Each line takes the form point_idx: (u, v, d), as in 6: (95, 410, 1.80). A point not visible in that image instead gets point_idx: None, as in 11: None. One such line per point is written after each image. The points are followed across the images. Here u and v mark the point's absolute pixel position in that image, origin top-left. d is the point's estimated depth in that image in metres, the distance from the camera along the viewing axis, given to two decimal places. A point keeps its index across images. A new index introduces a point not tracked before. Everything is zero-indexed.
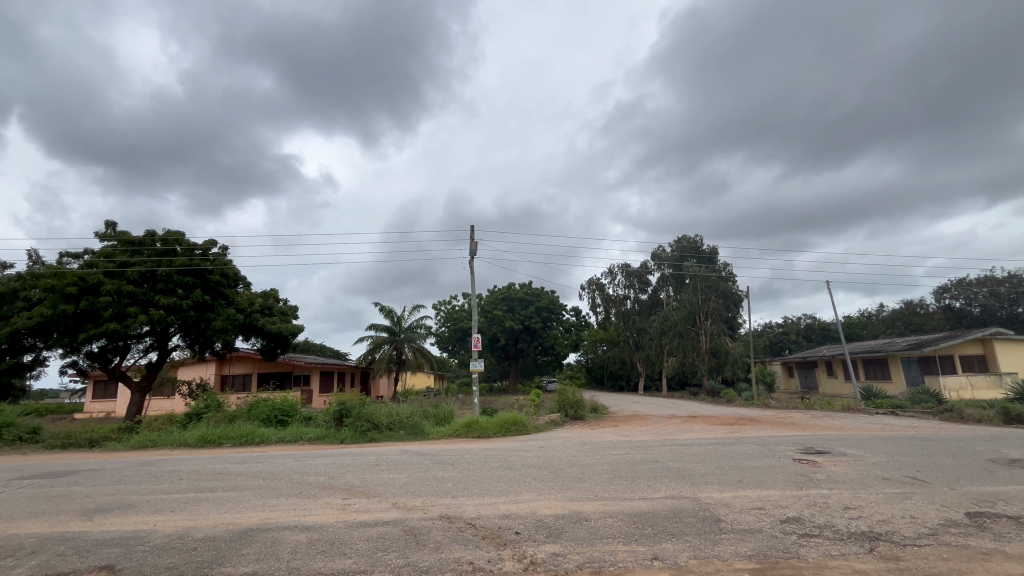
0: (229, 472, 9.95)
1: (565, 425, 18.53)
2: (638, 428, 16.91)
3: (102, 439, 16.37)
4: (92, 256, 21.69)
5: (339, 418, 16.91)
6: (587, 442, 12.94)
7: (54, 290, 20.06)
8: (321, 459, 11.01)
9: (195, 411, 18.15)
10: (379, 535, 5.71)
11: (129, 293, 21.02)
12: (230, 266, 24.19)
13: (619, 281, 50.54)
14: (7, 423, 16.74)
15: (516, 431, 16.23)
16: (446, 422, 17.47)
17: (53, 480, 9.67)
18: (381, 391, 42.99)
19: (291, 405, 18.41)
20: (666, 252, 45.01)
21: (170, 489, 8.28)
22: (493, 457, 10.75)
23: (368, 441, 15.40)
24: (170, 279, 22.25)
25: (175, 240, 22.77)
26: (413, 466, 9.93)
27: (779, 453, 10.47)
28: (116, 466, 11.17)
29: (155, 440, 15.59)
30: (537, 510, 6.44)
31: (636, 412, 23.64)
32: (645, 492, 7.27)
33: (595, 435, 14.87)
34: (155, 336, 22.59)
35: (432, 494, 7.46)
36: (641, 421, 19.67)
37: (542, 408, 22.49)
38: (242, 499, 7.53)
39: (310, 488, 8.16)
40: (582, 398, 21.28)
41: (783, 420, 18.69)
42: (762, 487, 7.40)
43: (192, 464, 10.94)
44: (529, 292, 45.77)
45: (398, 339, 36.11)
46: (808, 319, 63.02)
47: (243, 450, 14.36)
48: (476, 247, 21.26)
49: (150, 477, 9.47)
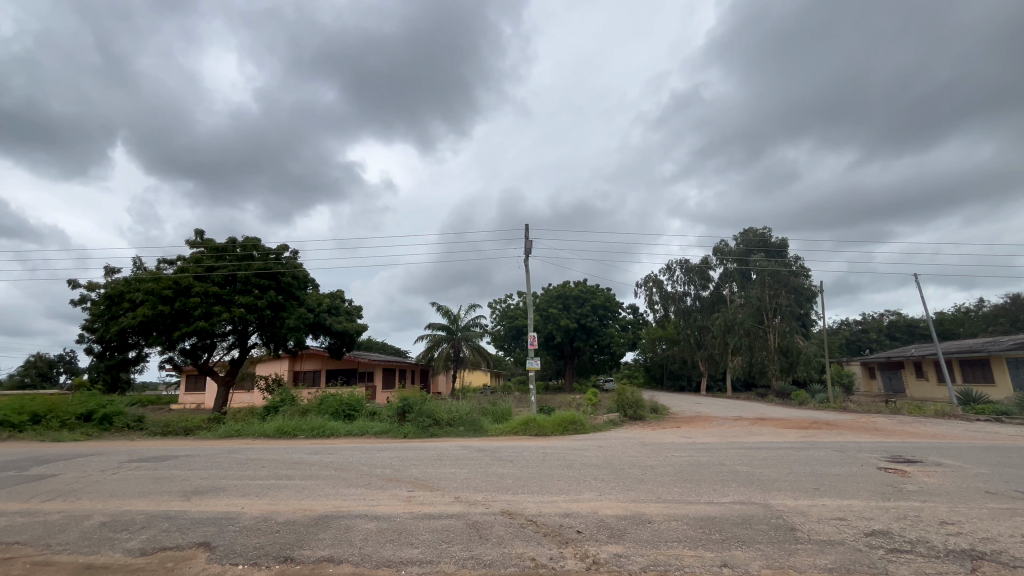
0: (304, 461, 10.64)
1: (624, 426, 18.19)
2: (702, 430, 16.23)
3: (195, 428, 18.09)
4: (183, 261, 23.86)
5: (402, 414, 17.64)
6: (648, 444, 12.56)
7: (154, 292, 22.36)
8: (386, 452, 11.52)
9: (272, 404, 19.55)
10: (444, 527, 5.90)
11: (215, 294, 23.02)
12: (300, 268, 25.78)
13: (679, 277, 48.80)
14: (117, 412, 18.74)
15: (574, 429, 16.15)
16: (504, 420, 17.64)
17: (157, 463, 10.77)
18: (440, 388, 44.13)
19: (357, 401, 19.37)
20: (729, 247, 42.99)
21: (255, 476, 9.02)
22: (551, 455, 10.76)
23: (430, 436, 15.89)
24: (249, 281, 24.11)
25: (253, 245, 24.59)
26: (474, 461, 10.17)
27: (861, 461, 9.69)
28: (208, 453, 12.30)
29: (240, 430, 16.99)
30: (597, 510, 6.39)
31: (698, 414, 22.82)
32: (711, 496, 6.99)
33: (654, 436, 14.47)
34: (237, 334, 24.51)
35: (493, 490, 7.60)
36: (704, 423, 18.76)
37: (600, 409, 22.10)
38: (317, 488, 8.05)
39: (377, 479, 8.57)
40: (642, 398, 20.73)
41: (864, 425, 17.32)
42: (842, 496, 6.89)
43: (273, 454, 11.79)
44: (585, 290, 45.30)
45: (456, 338, 36.94)
46: (892, 316, 57.77)
47: (315, 442, 15.28)
48: (531, 244, 21.33)
49: (238, 463, 10.38)
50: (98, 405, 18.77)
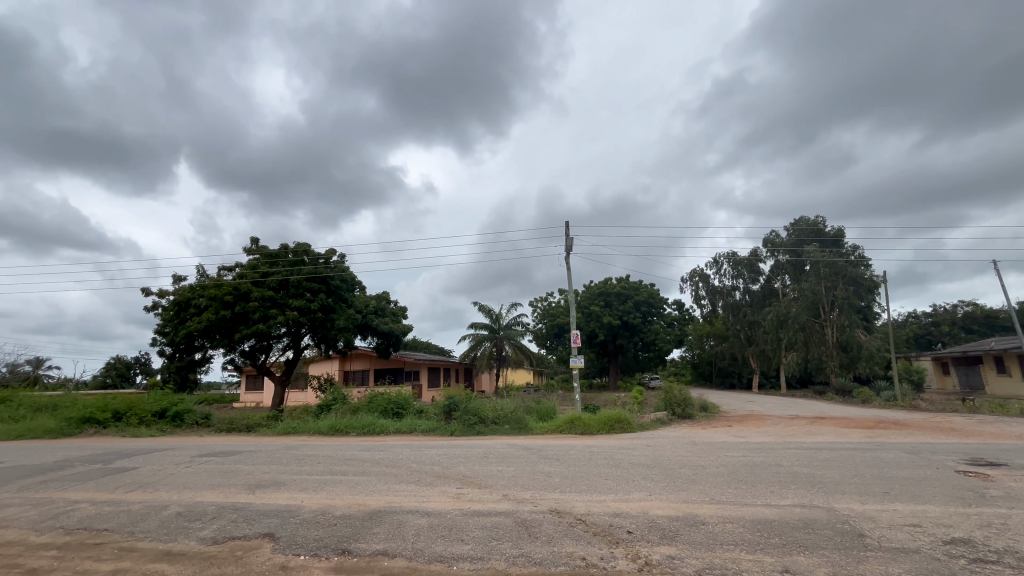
0: (358, 458, 11.05)
1: (672, 425, 17.77)
2: (756, 429, 15.62)
3: (256, 425, 19.19)
4: (242, 268, 25.28)
5: (448, 412, 17.99)
6: (698, 443, 12.20)
7: (216, 298, 23.84)
8: (435, 450, 11.78)
9: (325, 402, 20.41)
10: (493, 524, 5.96)
11: (271, 298, 24.27)
12: (348, 271, 26.74)
13: (726, 271, 47.09)
14: (187, 409, 20.14)
15: (621, 428, 15.93)
16: (549, 418, 17.64)
17: (223, 458, 11.49)
18: (484, 386, 44.56)
19: (405, 399, 19.89)
20: (780, 239, 41.00)
21: (312, 471, 9.48)
22: (598, 454, 10.63)
23: (476, 434, 16.08)
24: (301, 285, 25.25)
25: (303, 251, 25.72)
26: (520, 459, 10.20)
27: (935, 463, 9.00)
28: (268, 449, 12.99)
29: (296, 428, 17.84)
30: (648, 510, 6.27)
31: (752, 412, 21.95)
32: (769, 498, 6.70)
33: (706, 435, 14.01)
34: (291, 335, 25.70)
35: (541, 488, 7.60)
36: (758, 422, 18.07)
37: (647, 407, 21.67)
38: (370, 483, 8.34)
39: (427, 476, 8.78)
40: (690, 396, 20.12)
41: (938, 425, 16.09)
42: (916, 501, 6.43)
43: (328, 450, 12.31)
44: (627, 286, 44.50)
45: (498, 337, 37.20)
46: (968, 307, 53.31)
47: (366, 439, 15.86)
48: (572, 241, 21.17)
49: (296, 459, 10.91)
50: (170, 403, 20.23)
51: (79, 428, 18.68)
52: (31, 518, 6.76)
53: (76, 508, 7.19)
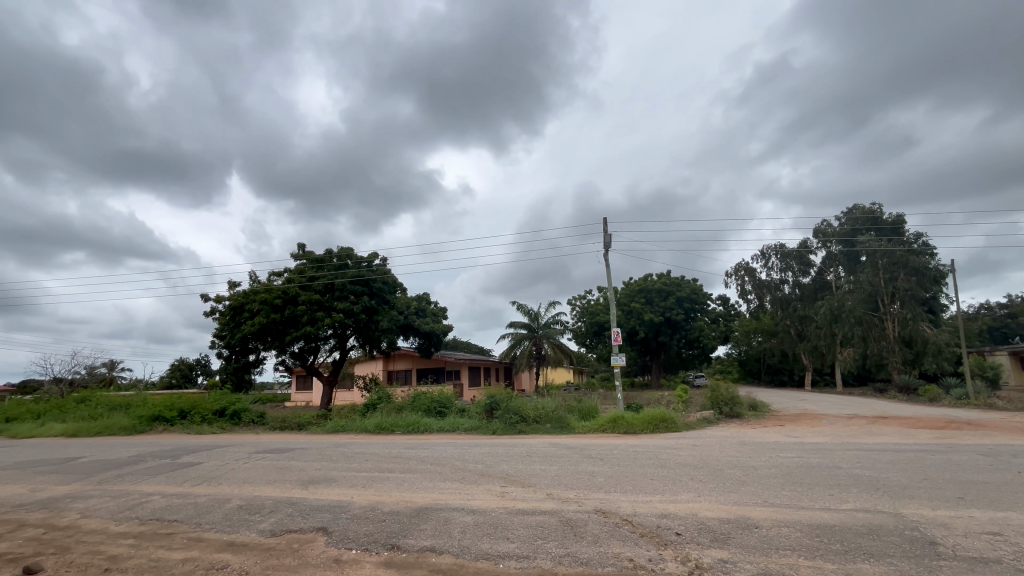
0: (403, 456, 11.32)
1: (719, 424, 17.19)
2: (811, 429, 14.88)
3: (306, 423, 20.01)
4: (290, 273, 26.36)
5: (489, 411, 18.15)
6: (749, 443, 11.77)
7: (268, 302, 25.01)
8: (477, 448, 11.90)
9: (371, 401, 21.05)
10: (538, 523, 5.96)
11: (318, 301, 25.25)
12: (389, 274, 27.42)
13: (774, 264, 45.03)
14: (243, 408, 21.25)
15: (665, 427, 15.56)
16: (591, 417, 17.46)
17: (278, 455, 12.06)
18: (524, 385, 44.61)
19: (447, 399, 20.21)
20: (833, 228, 38.87)
21: (361, 468, 9.79)
22: (643, 453, 10.42)
23: (518, 433, 16.12)
24: (345, 288, 26.13)
25: (347, 255, 26.60)
26: (563, 458, 10.15)
27: (1016, 467, 8.29)
28: (319, 446, 13.52)
29: (344, 426, 18.48)
30: (697, 511, 6.10)
31: (805, 411, 20.94)
32: (828, 502, 6.37)
33: (757, 435, 13.44)
34: (338, 337, 26.64)
35: (585, 487, 7.53)
36: (813, 421, 17.23)
37: (692, 406, 21.06)
38: (416, 480, 8.52)
39: (471, 474, 8.88)
40: (738, 394, 19.39)
41: (1020, 426, 14.78)
42: (996, 508, 5.93)
43: (375, 448, 12.70)
44: (669, 282, 43.46)
45: (537, 336, 37.16)
46: None
47: (411, 436, 16.24)
48: (610, 238, 20.85)
49: (345, 456, 11.30)
50: (228, 402, 21.41)
51: (149, 425, 20.09)
52: (110, 508, 7.34)
53: (148, 500, 7.72)
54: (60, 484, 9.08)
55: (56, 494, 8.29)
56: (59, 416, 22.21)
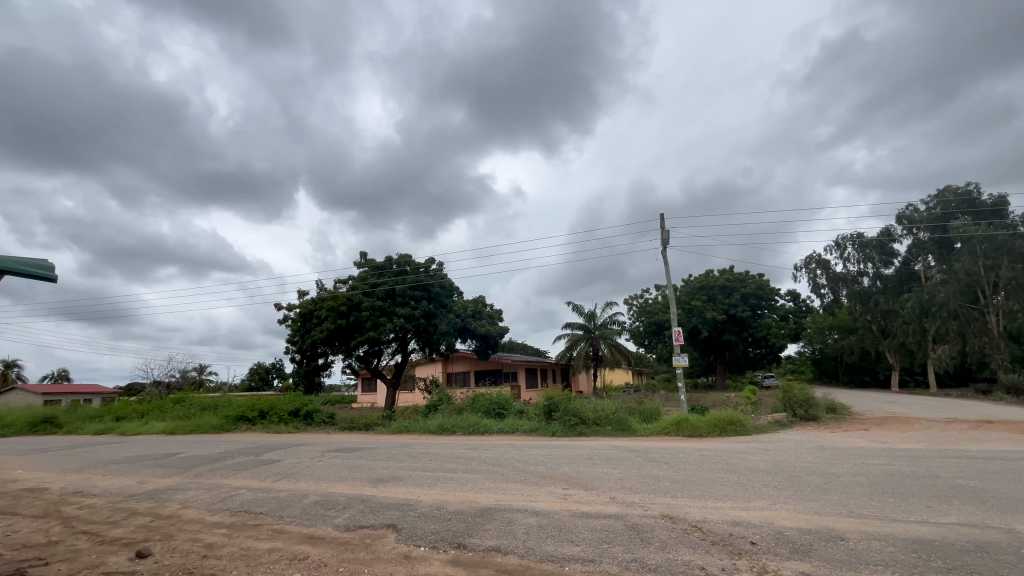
0: (466, 456, 11.58)
1: (794, 428, 16.13)
2: (901, 434, 13.61)
3: (372, 423, 20.93)
4: (354, 280, 27.64)
5: (548, 413, 18.13)
6: (829, 448, 10.96)
7: (334, 309, 26.41)
8: (538, 450, 11.90)
9: (432, 403, 21.63)
10: (603, 527, 5.87)
11: (380, 307, 26.37)
12: (446, 278, 28.15)
13: (851, 254, 41.90)
14: (315, 409, 22.57)
15: (734, 430, 14.81)
16: (654, 419, 16.97)
17: (349, 453, 12.72)
18: (582, 386, 44.14)
19: (505, 400, 20.39)
20: (919, 214, 35.41)
21: (426, 467, 10.10)
22: (710, 457, 10.01)
23: (578, 435, 15.97)
24: (405, 294, 27.11)
25: (406, 261, 27.55)
26: (626, 461, 9.94)
27: None
28: (385, 446, 14.10)
29: (408, 427, 19.15)
30: (773, 520, 5.77)
31: (894, 414, 19.17)
32: (924, 514, 5.80)
33: (837, 440, 12.49)
34: (399, 341, 27.63)
35: (651, 492, 7.33)
36: (905, 425, 15.73)
37: (762, 408, 19.90)
38: (478, 480, 8.68)
39: (533, 476, 8.89)
40: (815, 395, 18.12)
41: None
42: None
43: (439, 448, 13.07)
44: (732, 278, 41.42)
45: (593, 336, 36.62)
46: None
47: (472, 437, 16.56)
48: (667, 233, 20.20)
49: (410, 456, 11.70)
50: (302, 403, 22.81)
51: (234, 424, 21.84)
52: (205, 500, 8.05)
53: (236, 493, 8.40)
54: (162, 477, 10.11)
55: (161, 486, 9.23)
56: (159, 415, 24.67)
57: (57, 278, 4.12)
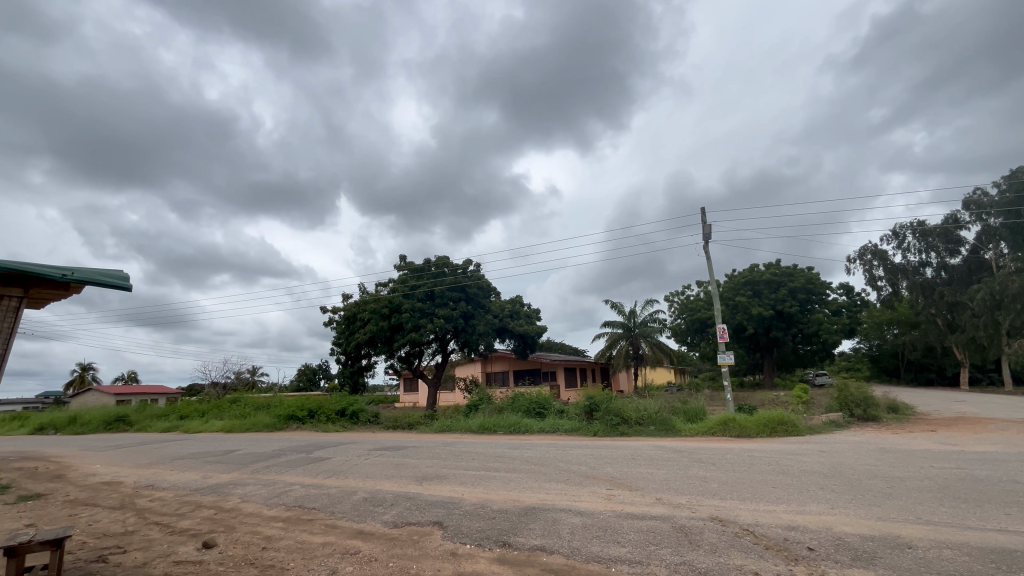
0: (507, 455, 11.63)
1: (850, 428, 15.30)
2: (972, 435, 12.67)
3: (416, 423, 21.40)
4: (394, 283, 28.32)
5: (589, 412, 17.96)
6: (892, 450, 10.30)
7: (377, 311, 27.19)
8: (579, 450, 11.80)
9: (473, 403, 21.88)
10: (649, 528, 5.78)
11: (420, 308, 26.95)
12: (484, 279, 28.42)
13: (911, 244, 39.37)
14: (360, 409, 23.24)
15: (785, 430, 14.21)
16: (699, 419, 16.50)
17: (394, 452, 13.03)
18: (622, 386, 43.46)
19: (545, 399, 20.38)
20: (989, 198, 32.91)
21: (469, 466, 10.23)
22: (761, 459, 9.62)
23: (620, 435, 15.75)
24: (444, 295, 27.58)
25: (444, 263, 28.01)
26: (671, 462, 9.72)
27: None
28: (429, 444, 14.37)
29: (450, 426, 19.47)
30: (832, 525, 5.50)
31: (965, 414, 17.82)
32: (1000, 522, 5.39)
33: (899, 441, 11.77)
34: (439, 341, 28.12)
35: (699, 493, 7.15)
36: (978, 426, 14.58)
37: (815, 407, 18.99)
38: (521, 480, 8.72)
39: (576, 476, 8.84)
40: (874, 394, 17.11)
41: None
42: None
43: (481, 447, 13.20)
44: (779, 273, 39.75)
45: (634, 335, 35.99)
46: None
47: (513, 437, 16.65)
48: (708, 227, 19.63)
49: (453, 455, 11.88)
50: (347, 403, 23.54)
51: (286, 423, 22.84)
52: (263, 495, 8.48)
53: (291, 489, 8.79)
54: (223, 472, 10.72)
55: (222, 480, 9.79)
56: (218, 414, 26.17)
57: (130, 285, 4.42)
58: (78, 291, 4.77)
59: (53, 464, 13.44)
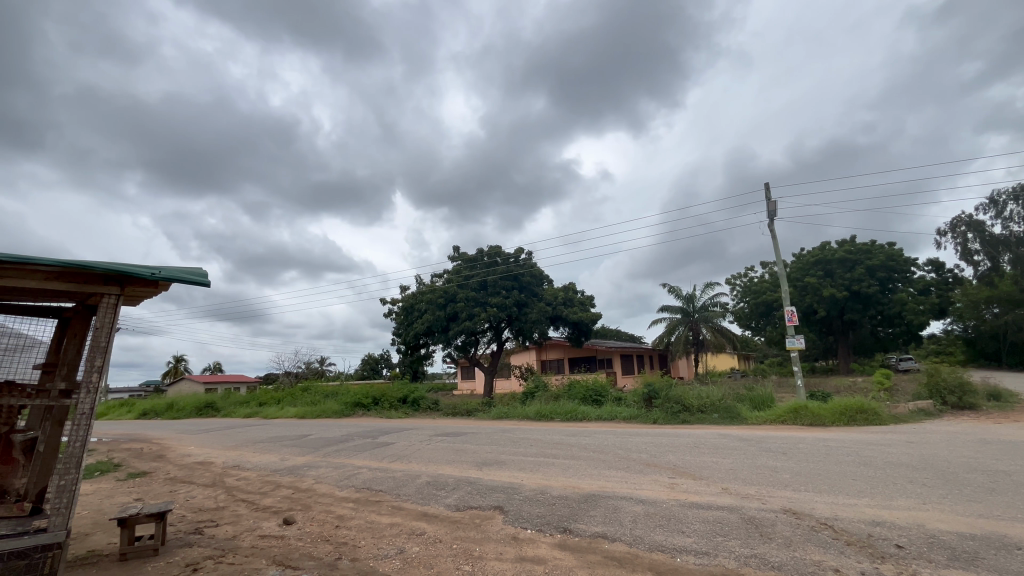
0: (565, 442, 11.60)
1: (942, 417, 13.96)
2: None
3: (474, 409, 21.87)
4: (448, 273, 28.90)
5: (648, 399, 17.56)
6: (994, 442, 9.27)
7: (433, 301, 27.94)
8: (639, 437, 11.58)
9: (529, 390, 22.00)
10: (716, 519, 5.56)
11: (474, 297, 27.39)
12: (536, 267, 28.38)
13: (1013, 212, 35.18)
14: (421, 396, 24.06)
15: (864, 419, 13.21)
16: (767, 407, 15.70)
17: (454, 437, 13.37)
18: (682, 372, 42.05)
19: (602, 386, 20.13)
20: None
21: (527, 453, 10.33)
22: (838, 449, 9.00)
23: (681, 423, 15.32)
24: (497, 284, 27.85)
25: (496, 252, 28.20)
26: (736, 450, 9.34)
27: None
28: (487, 431, 14.63)
29: (507, 413, 19.75)
30: (924, 522, 5.03)
31: None
32: None
33: (1000, 432, 10.60)
34: (494, 330, 28.46)
35: (769, 484, 6.80)
36: None
37: (899, 395, 17.48)
38: (580, 467, 8.68)
39: (636, 463, 8.69)
40: (973, 381, 15.43)
41: None
42: None
43: (538, 434, 13.26)
44: (854, 250, 36.77)
45: (693, 320, 34.65)
46: None
47: (571, 424, 16.57)
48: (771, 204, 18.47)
49: (511, 441, 12.03)
50: (408, 391, 24.47)
51: (352, 409, 24.04)
52: (334, 477, 8.99)
53: (359, 472, 9.25)
54: (298, 455, 11.47)
55: (297, 463, 10.48)
56: (292, 401, 28.00)
57: (208, 281, 4.76)
58: (166, 287, 5.17)
59: (156, 444, 15.03)
